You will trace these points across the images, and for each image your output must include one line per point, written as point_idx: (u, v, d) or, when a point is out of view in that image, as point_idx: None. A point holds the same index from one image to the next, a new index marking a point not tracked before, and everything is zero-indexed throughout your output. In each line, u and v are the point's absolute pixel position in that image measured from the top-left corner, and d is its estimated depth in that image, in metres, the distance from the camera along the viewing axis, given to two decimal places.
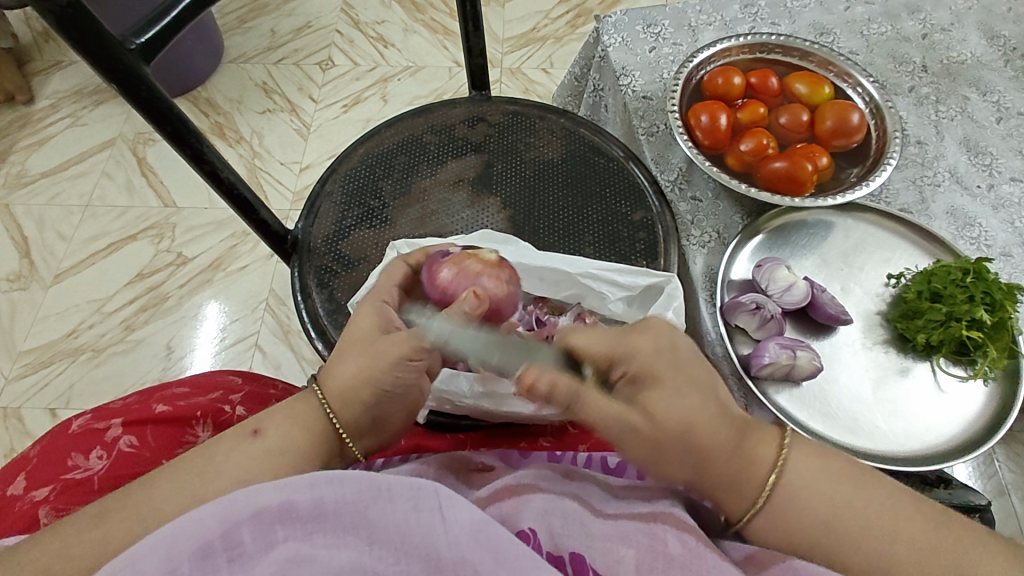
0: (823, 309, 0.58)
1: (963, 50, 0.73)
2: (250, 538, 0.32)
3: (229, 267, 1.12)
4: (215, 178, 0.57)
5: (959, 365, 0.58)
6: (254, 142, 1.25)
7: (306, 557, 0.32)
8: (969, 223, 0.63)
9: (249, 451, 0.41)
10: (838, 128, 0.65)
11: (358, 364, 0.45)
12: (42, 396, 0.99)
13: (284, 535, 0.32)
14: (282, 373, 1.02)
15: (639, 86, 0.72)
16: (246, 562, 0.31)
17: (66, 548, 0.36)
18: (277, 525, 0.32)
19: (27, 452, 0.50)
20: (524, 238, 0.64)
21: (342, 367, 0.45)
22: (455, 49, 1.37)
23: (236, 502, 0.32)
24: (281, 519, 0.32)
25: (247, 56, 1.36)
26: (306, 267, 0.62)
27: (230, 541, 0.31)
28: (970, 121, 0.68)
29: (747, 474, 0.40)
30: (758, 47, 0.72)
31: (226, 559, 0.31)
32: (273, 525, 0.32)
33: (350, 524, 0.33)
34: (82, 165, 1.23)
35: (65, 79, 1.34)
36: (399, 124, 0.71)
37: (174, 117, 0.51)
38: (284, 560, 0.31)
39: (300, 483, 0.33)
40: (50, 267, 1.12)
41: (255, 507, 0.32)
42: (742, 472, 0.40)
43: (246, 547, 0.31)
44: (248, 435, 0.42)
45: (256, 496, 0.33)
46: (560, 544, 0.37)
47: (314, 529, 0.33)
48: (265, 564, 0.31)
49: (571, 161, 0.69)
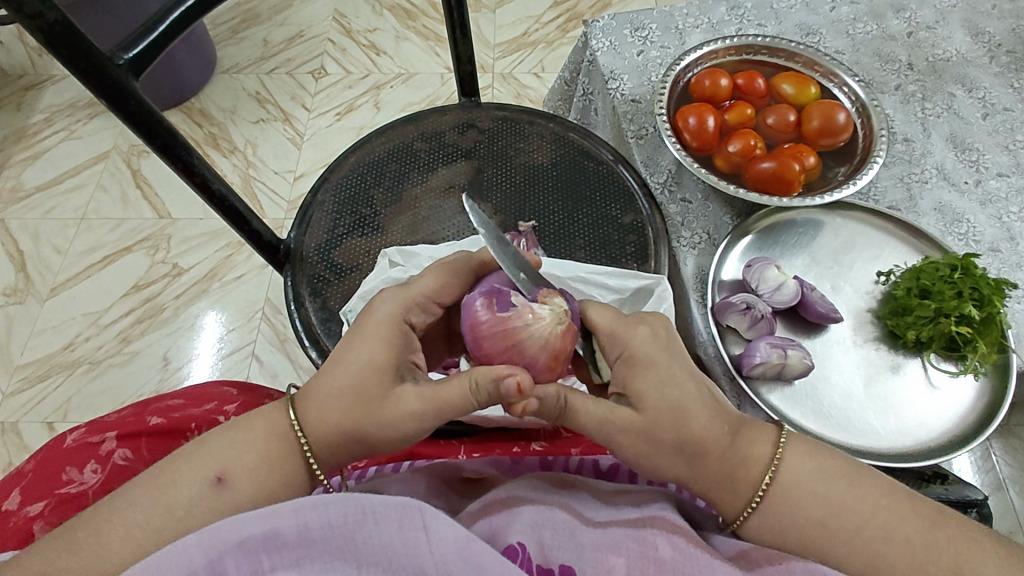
0: (813, 308, 0.59)
1: (948, 47, 0.73)
2: (235, 566, 0.32)
3: (225, 277, 1.12)
4: (206, 189, 0.57)
5: (949, 361, 0.58)
6: (249, 153, 1.26)
7: None
8: (957, 219, 0.64)
9: (213, 490, 0.38)
10: (825, 127, 0.65)
11: (348, 406, 0.41)
12: (39, 410, 1.00)
13: (270, 564, 0.32)
14: (279, 382, 1.03)
15: (627, 89, 0.72)
16: None
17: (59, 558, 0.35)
18: (263, 555, 0.32)
19: (23, 466, 0.50)
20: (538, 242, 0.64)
21: (334, 399, 0.41)
22: (446, 56, 1.38)
23: (221, 530, 0.32)
24: (266, 547, 0.32)
25: (240, 67, 1.37)
26: (299, 276, 0.63)
27: (214, 572, 0.32)
28: (957, 118, 0.69)
29: (743, 473, 0.40)
30: (745, 49, 0.72)
31: None
32: (259, 554, 0.32)
33: (338, 547, 0.33)
34: (76, 178, 1.23)
35: (59, 94, 1.35)
36: (390, 132, 0.71)
37: (163, 130, 0.51)
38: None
39: (285, 509, 0.33)
40: (46, 280, 1.12)
41: (241, 535, 0.32)
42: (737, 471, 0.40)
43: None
44: (214, 484, 0.38)
45: (241, 526, 0.33)
46: (549, 555, 0.37)
47: (301, 556, 0.33)
48: None
49: (561, 165, 0.69)
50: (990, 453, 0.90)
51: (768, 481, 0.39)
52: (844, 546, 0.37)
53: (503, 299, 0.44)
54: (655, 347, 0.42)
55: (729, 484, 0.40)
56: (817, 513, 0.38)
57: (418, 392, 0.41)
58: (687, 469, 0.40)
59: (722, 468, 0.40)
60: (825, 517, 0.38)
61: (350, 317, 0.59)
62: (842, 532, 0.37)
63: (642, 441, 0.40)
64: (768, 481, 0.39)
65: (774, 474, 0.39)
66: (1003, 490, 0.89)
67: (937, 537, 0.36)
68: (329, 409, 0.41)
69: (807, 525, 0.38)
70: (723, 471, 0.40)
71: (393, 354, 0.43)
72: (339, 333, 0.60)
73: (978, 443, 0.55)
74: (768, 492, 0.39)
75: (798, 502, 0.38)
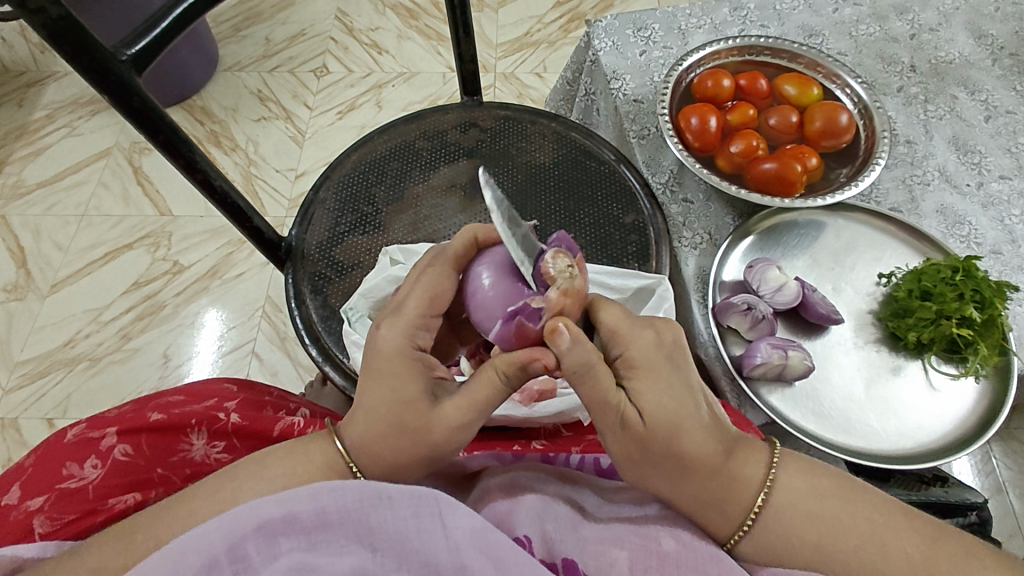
0: (814, 309, 0.59)
1: (951, 50, 0.73)
2: (256, 551, 0.32)
3: (225, 275, 1.12)
4: (207, 186, 0.57)
5: (950, 363, 0.59)
6: (250, 150, 1.26)
7: (310, 566, 0.32)
8: (959, 222, 0.64)
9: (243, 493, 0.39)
10: (827, 129, 0.65)
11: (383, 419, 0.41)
12: (39, 406, 1.00)
13: (287, 546, 0.32)
14: (279, 380, 1.03)
15: (629, 89, 0.72)
16: (252, 573, 0.32)
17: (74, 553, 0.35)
18: (281, 537, 0.32)
19: (23, 461, 0.50)
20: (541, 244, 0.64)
21: (376, 435, 0.41)
22: (448, 55, 1.38)
23: (238, 516, 0.33)
24: (284, 530, 0.32)
25: (242, 65, 1.37)
26: (300, 274, 0.63)
27: (236, 555, 0.32)
28: (959, 120, 0.69)
29: (736, 492, 0.38)
30: (748, 49, 0.72)
31: (232, 571, 0.32)
32: (277, 537, 0.32)
33: (353, 531, 0.33)
34: (77, 175, 1.23)
35: (61, 90, 1.35)
36: (392, 130, 0.71)
37: (166, 126, 0.51)
38: (290, 570, 0.32)
39: (303, 493, 0.33)
40: (46, 277, 1.12)
41: (259, 519, 0.32)
42: (730, 489, 0.38)
43: (252, 560, 0.32)
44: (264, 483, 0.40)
45: (258, 509, 0.33)
46: (553, 549, 0.37)
47: (317, 538, 0.33)
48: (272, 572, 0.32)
49: (563, 165, 0.69)
50: (988, 456, 0.90)
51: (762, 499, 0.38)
52: (838, 563, 0.37)
53: (523, 311, 0.41)
54: (657, 350, 0.40)
55: (726, 504, 0.38)
56: (808, 531, 0.37)
57: (455, 404, 0.40)
58: (677, 485, 0.38)
59: (710, 487, 0.38)
60: (831, 522, 0.37)
61: (352, 315, 0.58)
62: (839, 551, 0.37)
63: (634, 446, 0.39)
64: (760, 502, 0.38)
65: (767, 494, 0.39)
66: (1003, 493, 0.89)
67: (937, 551, 0.36)
68: (375, 448, 0.41)
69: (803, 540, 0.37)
70: (717, 492, 0.38)
71: (420, 382, 0.42)
72: (340, 331, 0.60)
73: (977, 447, 0.55)
74: (760, 513, 0.38)
75: (797, 516, 0.38)
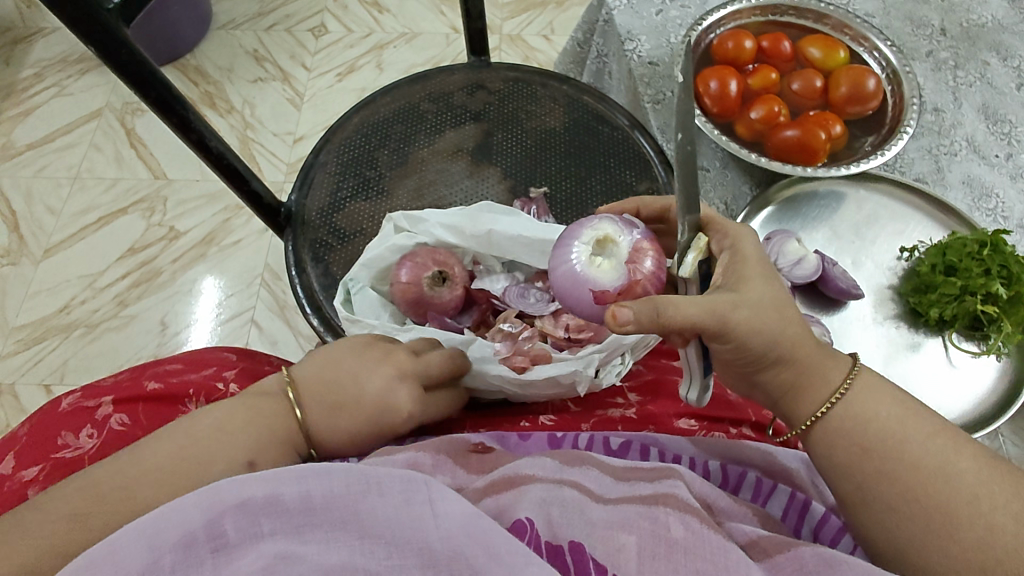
0: (834, 284, 0.57)
1: (984, 12, 0.69)
2: (234, 528, 0.30)
3: (223, 241, 1.10)
4: (202, 147, 0.55)
5: (971, 341, 0.57)
6: (246, 113, 1.22)
7: (294, 554, 0.29)
8: (985, 194, 0.61)
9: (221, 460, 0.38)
10: (853, 95, 0.62)
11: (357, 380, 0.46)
12: (35, 372, 0.98)
13: (270, 528, 0.30)
14: (279, 349, 1.01)
15: (645, 51, 0.68)
16: (230, 551, 0.29)
17: (71, 510, 0.34)
18: (263, 517, 0.30)
19: (18, 430, 0.49)
20: (553, 213, 0.62)
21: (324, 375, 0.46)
22: (452, 15, 1.32)
23: (219, 494, 0.31)
24: (265, 511, 0.30)
25: (236, 23, 1.32)
26: (301, 241, 0.60)
27: (214, 531, 0.30)
28: (989, 87, 0.65)
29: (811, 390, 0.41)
30: (771, 8, 0.68)
31: (211, 549, 0.29)
32: (259, 516, 0.30)
33: (340, 518, 0.31)
34: (68, 136, 1.20)
35: (49, 47, 1.29)
36: (396, 90, 0.67)
37: (159, 83, 0.49)
38: (270, 557, 0.29)
39: (287, 475, 0.32)
40: (39, 241, 1.09)
41: (242, 496, 0.31)
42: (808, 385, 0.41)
43: (229, 538, 0.30)
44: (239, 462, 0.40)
45: (241, 489, 0.31)
46: (558, 533, 0.35)
47: (302, 524, 0.31)
48: (252, 554, 0.29)
49: (574, 129, 0.66)
50: None
51: (845, 387, 0.40)
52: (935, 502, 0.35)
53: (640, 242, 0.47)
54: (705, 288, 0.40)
55: (794, 395, 0.41)
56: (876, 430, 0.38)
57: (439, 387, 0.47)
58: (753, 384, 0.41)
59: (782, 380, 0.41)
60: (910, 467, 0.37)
61: (353, 287, 0.57)
62: (905, 449, 0.37)
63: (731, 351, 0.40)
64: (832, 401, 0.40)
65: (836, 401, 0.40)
66: None
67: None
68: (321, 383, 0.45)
69: (896, 473, 0.37)
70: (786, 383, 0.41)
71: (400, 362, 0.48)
72: None
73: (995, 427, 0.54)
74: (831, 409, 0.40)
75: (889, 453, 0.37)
